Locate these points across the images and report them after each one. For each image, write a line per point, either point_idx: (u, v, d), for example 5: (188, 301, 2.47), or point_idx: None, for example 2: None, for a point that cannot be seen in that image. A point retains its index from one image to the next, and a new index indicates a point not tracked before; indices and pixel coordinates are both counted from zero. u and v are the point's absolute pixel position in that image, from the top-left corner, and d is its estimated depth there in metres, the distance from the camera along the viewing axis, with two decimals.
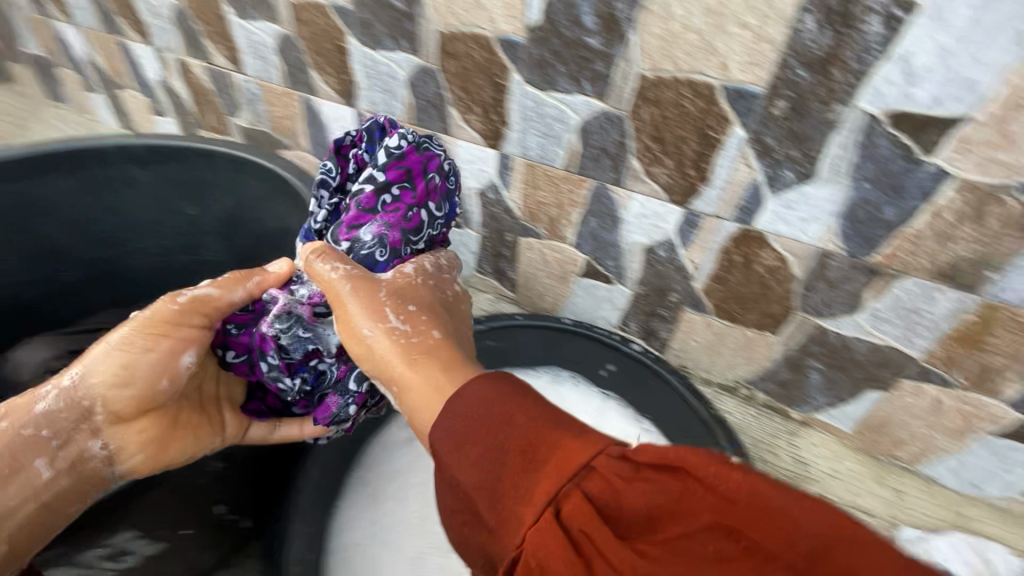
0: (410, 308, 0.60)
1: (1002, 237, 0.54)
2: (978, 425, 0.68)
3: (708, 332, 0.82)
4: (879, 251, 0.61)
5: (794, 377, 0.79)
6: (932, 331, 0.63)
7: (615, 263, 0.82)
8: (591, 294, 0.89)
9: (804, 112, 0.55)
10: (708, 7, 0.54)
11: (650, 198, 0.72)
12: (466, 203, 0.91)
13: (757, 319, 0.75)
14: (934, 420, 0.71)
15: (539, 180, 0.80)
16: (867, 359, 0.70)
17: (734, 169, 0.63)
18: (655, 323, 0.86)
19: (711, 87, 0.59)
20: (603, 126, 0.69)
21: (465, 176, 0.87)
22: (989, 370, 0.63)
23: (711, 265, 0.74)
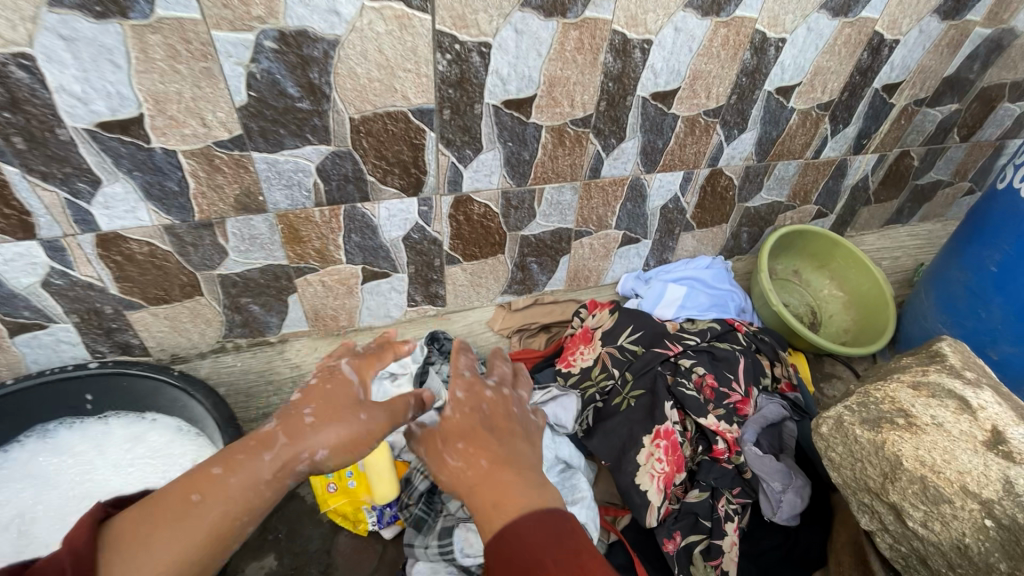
0: (460, 444, 0.56)
1: (699, 132, 1.06)
2: (611, 248, 1.22)
3: (415, 293, 1.13)
4: (498, 213, 1.05)
5: (525, 276, 1.20)
6: (686, 198, 1.18)
7: (371, 189, 0.93)
8: (298, 347, 1.12)
9: (463, 112, 0.88)
10: (341, 87, 0.79)
11: (405, 127, 0.87)
12: (80, 90, 0.69)
13: (491, 222, 1.07)
14: (583, 284, 1.28)
15: (313, 292, 1.05)
16: (569, 286, 1.27)
17: (459, 162, 0.95)
18: (395, 225, 1.00)
19: (403, 113, 0.85)
20: (336, 163, 0.88)
21: (21, 119, 0.69)
22: (720, 205, 1.23)
23: (364, 141, 0.86)
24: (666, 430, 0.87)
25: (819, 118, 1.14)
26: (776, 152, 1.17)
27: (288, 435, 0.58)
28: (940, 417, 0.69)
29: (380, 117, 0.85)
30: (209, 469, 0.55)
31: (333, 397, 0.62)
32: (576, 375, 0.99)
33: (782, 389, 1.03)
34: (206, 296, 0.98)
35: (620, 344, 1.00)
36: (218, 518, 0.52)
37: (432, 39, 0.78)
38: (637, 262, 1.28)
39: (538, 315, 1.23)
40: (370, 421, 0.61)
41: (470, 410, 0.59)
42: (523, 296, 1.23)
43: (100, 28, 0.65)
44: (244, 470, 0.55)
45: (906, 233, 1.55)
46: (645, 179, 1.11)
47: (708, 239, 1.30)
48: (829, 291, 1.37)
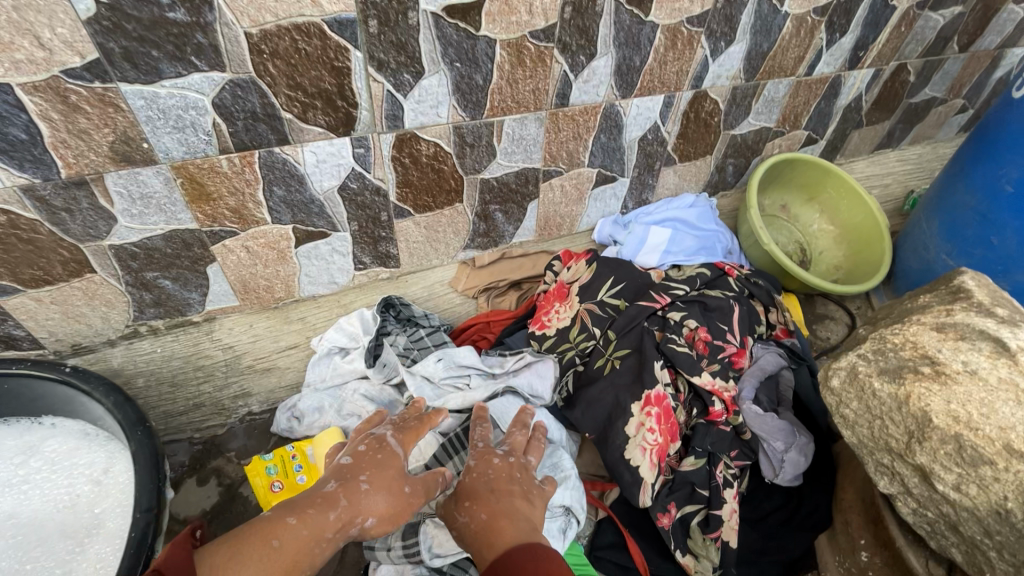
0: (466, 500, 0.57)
1: (681, 46, 0.91)
2: (585, 189, 1.08)
3: (362, 254, 0.98)
4: (451, 153, 0.89)
5: (489, 226, 1.05)
6: (667, 127, 1.04)
7: (289, 130, 0.76)
8: (229, 325, 0.96)
9: (394, 24, 0.70)
10: None
11: (322, 45, 0.69)
12: None
13: (444, 164, 0.90)
14: (555, 233, 1.14)
15: (237, 260, 0.88)
16: (540, 236, 1.13)
17: (397, 90, 0.77)
18: (327, 173, 0.83)
19: (316, 25, 0.67)
20: (237, 96, 0.69)
21: None
22: (704, 135, 1.09)
23: (270, 64, 0.68)
24: (657, 395, 0.76)
25: (816, 25, 0.99)
26: (766, 69, 1.03)
27: (351, 495, 0.55)
28: (973, 364, 0.59)
29: (286, 32, 0.66)
30: (283, 519, 0.51)
31: (388, 462, 0.61)
32: (552, 338, 0.87)
33: (777, 336, 0.93)
34: (99, 273, 0.80)
35: (600, 299, 0.88)
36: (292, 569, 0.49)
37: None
38: (614, 204, 1.14)
39: (506, 271, 1.09)
40: (416, 494, 0.60)
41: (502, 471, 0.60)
42: (489, 251, 1.09)
43: None
44: (315, 524, 0.52)
45: (896, 158, 1.45)
46: (621, 105, 0.95)
47: (691, 175, 1.16)
48: (819, 226, 1.27)
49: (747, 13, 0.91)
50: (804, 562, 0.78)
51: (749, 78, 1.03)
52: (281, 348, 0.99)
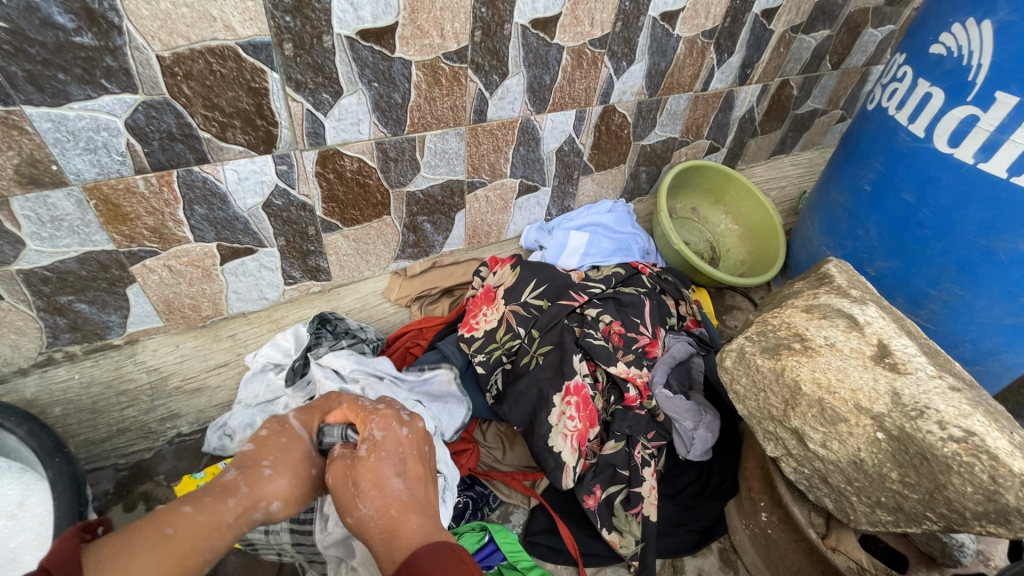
0: (376, 490, 0.52)
1: (587, 65, 0.99)
2: (509, 198, 1.14)
3: (292, 268, 0.99)
4: (375, 168, 0.92)
5: (419, 236, 1.09)
6: (581, 139, 1.12)
7: (208, 149, 0.77)
8: (153, 347, 0.95)
9: (309, 47, 0.74)
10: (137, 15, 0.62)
11: (237, 67, 0.71)
12: None
13: (371, 179, 0.94)
14: (485, 240, 1.19)
15: (159, 279, 0.87)
16: (469, 245, 1.18)
17: (316, 108, 0.80)
18: (251, 190, 0.84)
19: (230, 49, 0.69)
20: (151, 116, 0.70)
21: None
22: (616, 146, 1.19)
23: (185, 86, 0.69)
24: (575, 385, 0.83)
25: (706, 46, 1.11)
26: (666, 87, 1.14)
27: (255, 486, 0.54)
28: (832, 338, 0.69)
29: (200, 56, 0.68)
30: (180, 508, 0.50)
31: (295, 448, 0.59)
32: (479, 339, 0.92)
33: (687, 326, 1.03)
34: (6, 299, 0.78)
35: (524, 300, 0.94)
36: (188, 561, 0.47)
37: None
38: (539, 212, 1.21)
39: (439, 279, 1.13)
40: (322, 476, 0.59)
41: (409, 449, 0.56)
42: (420, 260, 1.13)
43: None
44: (213, 510, 0.50)
45: (789, 163, 1.61)
46: (536, 120, 1.02)
47: (607, 183, 1.26)
48: (726, 226, 1.40)
49: (644, 36, 1.01)
50: (716, 529, 0.87)
51: (652, 93, 1.13)
52: (211, 368, 0.98)
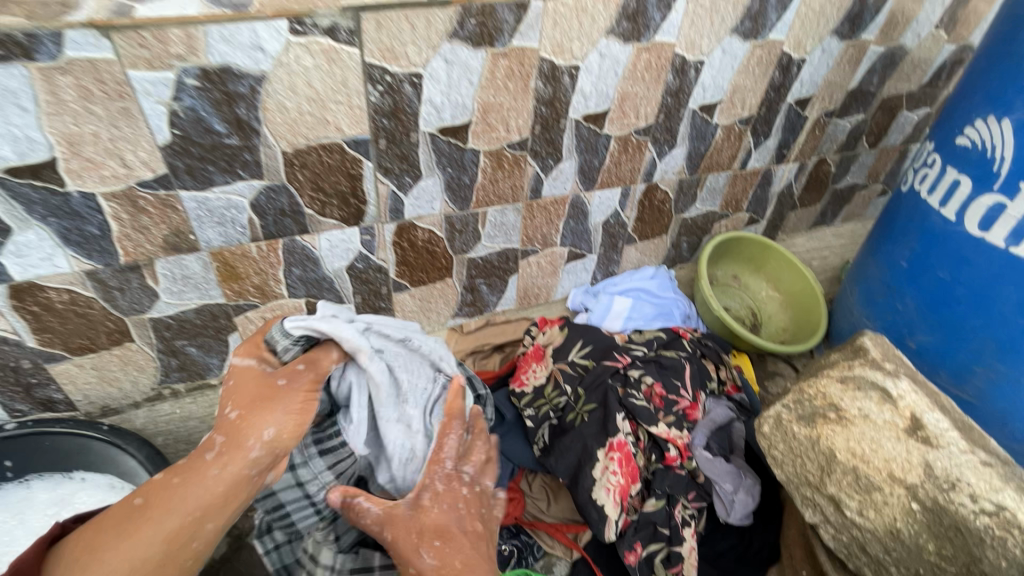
0: (437, 542, 0.65)
1: (632, 151, 1.11)
2: (558, 264, 1.25)
3: None
4: (443, 237, 1.06)
5: (475, 296, 1.20)
6: (626, 213, 1.23)
7: (310, 221, 0.92)
8: None
9: (399, 141, 0.89)
10: (273, 122, 0.78)
11: (341, 158, 0.86)
12: None
13: (439, 247, 1.07)
14: (534, 300, 1.29)
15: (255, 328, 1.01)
16: (520, 304, 1.28)
17: (399, 189, 0.95)
18: (339, 255, 0.99)
19: (337, 144, 0.84)
20: (270, 197, 0.86)
21: None
22: (658, 218, 1.29)
23: (300, 173, 0.85)
24: (618, 442, 0.89)
25: (743, 132, 1.22)
26: (705, 167, 1.24)
27: (233, 429, 0.66)
28: (866, 409, 0.73)
29: (315, 150, 0.84)
30: (166, 479, 0.64)
31: (246, 380, 0.70)
32: (529, 394, 1.00)
33: (728, 391, 1.07)
34: (137, 341, 0.93)
35: (571, 359, 1.02)
36: (173, 517, 0.60)
37: (362, 71, 0.78)
38: (584, 276, 1.31)
39: (491, 335, 1.23)
40: (285, 389, 0.70)
41: (462, 510, 0.70)
42: (476, 317, 1.23)
43: (5, 72, 0.62)
44: (189, 474, 0.63)
45: (830, 234, 1.66)
46: (585, 196, 1.14)
47: (649, 251, 1.35)
48: (767, 293, 1.45)
49: (685, 125, 1.13)
50: None
51: (692, 172, 1.24)
52: None
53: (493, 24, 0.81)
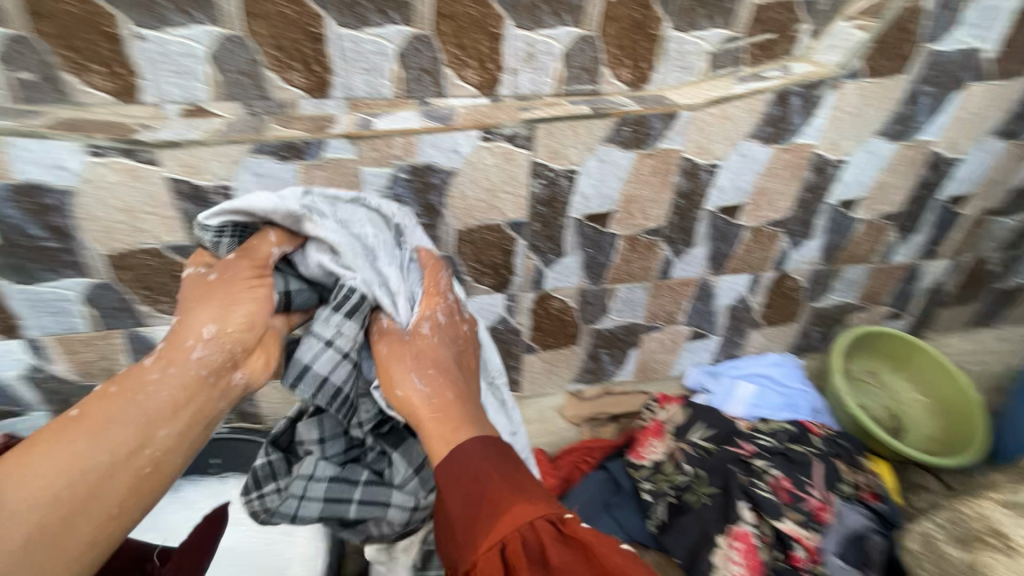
0: (432, 369, 0.72)
1: (765, 240, 1.14)
2: (680, 342, 1.28)
3: None
4: (575, 308, 1.15)
5: (597, 365, 1.27)
6: (754, 298, 1.24)
7: (467, 286, 1.07)
8: None
9: (551, 224, 1.02)
10: (455, 207, 0.95)
11: (501, 236, 1.01)
12: None
13: (572, 317, 1.17)
14: (653, 374, 1.33)
15: None
16: (638, 378, 1.32)
17: (544, 263, 1.07)
18: (484, 316, 1.12)
19: (499, 225, 0.99)
20: (439, 265, 1.03)
21: None
22: (788, 306, 1.28)
23: (467, 246, 1.01)
24: (741, 532, 0.90)
25: (886, 227, 1.20)
26: (842, 258, 1.23)
27: (175, 336, 0.68)
28: None
29: (482, 228, 0.99)
30: (107, 389, 0.64)
31: (189, 289, 0.72)
32: (647, 469, 1.03)
33: (864, 498, 0.99)
34: None
35: (692, 440, 1.04)
36: (115, 426, 0.61)
37: (530, 169, 0.94)
38: (706, 356, 1.32)
39: (608, 405, 1.28)
40: (229, 294, 0.69)
41: (445, 333, 0.77)
42: (596, 385, 1.29)
43: (283, 167, 0.84)
44: (127, 382, 0.64)
45: (990, 337, 1.50)
46: (714, 279, 1.18)
47: (776, 337, 1.33)
48: (910, 395, 1.35)
49: (822, 218, 1.14)
50: None
51: (828, 263, 1.23)
52: None
53: (644, 131, 0.93)
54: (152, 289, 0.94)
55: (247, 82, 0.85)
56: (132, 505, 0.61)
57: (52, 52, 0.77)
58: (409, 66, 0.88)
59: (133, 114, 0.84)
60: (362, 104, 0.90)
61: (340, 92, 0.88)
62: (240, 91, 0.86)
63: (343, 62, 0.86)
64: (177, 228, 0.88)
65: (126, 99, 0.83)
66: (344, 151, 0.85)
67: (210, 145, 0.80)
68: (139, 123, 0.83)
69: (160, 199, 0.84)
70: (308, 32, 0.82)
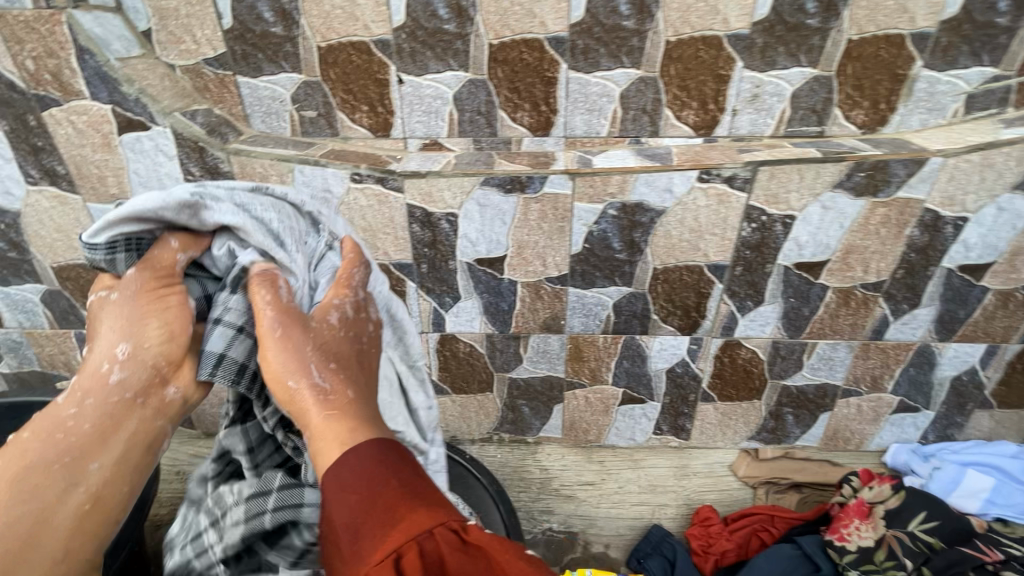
0: (333, 363, 0.51)
1: (1015, 306, 0.97)
2: (883, 411, 1.12)
3: (665, 422, 1.17)
4: (764, 360, 1.07)
5: (779, 424, 1.15)
6: (988, 372, 1.06)
7: (653, 325, 1.04)
8: (549, 451, 1.21)
9: (755, 269, 0.96)
10: (659, 246, 0.94)
11: (699, 278, 0.97)
12: (474, 237, 0.95)
13: (761, 369, 1.08)
14: (843, 444, 1.18)
15: (577, 405, 1.16)
16: (824, 446, 1.18)
17: (740, 309, 1.01)
18: (665, 358, 1.08)
19: (700, 267, 0.96)
20: (630, 301, 1.01)
21: (432, 254, 0.97)
22: None
23: (661, 285, 0.98)
24: None
25: None
26: None
27: (89, 363, 0.54)
28: None
29: (680, 268, 0.96)
30: (19, 435, 0.52)
31: (126, 289, 0.55)
32: (853, 554, 0.92)
33: None
34: (493, 393, 1.15)
35: (910, 530, 0.92)
36: (26, 469, 0.51)
37: (743, 212, 0.90)
38: (914, 432, 1.14)
39: (788, 471, 1.16)
40: (142, 302, 0.54)
41: (352, 331, 0.54)
42: (776, 446, 1.18)
43: (504, 199, 0.90)
44: (43, 426, 0.52)
45: None
46: (939, 345, 1.03)
47: (1010, 422, 1.11)
48: None
49: None
50: None
51: None
52: (581, 482, 1.17)
53: (882, 176, 0.85)
54: None
55: (480, 120, 0.93)
56: (82, 546, 0.53)
57: (333, 94, 0.91)
58: (629, 107, 0.90)
59: (383, 147, 0.95)
60: (578, 142, 0.93)
61: (560, 131, 0.93)
62: (472, 129, 0.94)
63: (569, 103, 0.90)
64: (402, 247, 0.97)
65: (379, 133, 0.95)
66: (563, 185, 0.88)
67: (448, 176, 0.89)
68: (388, 154, 0.93)
69: (397, 222, 0.94)
70: (544, 76, 0.88)
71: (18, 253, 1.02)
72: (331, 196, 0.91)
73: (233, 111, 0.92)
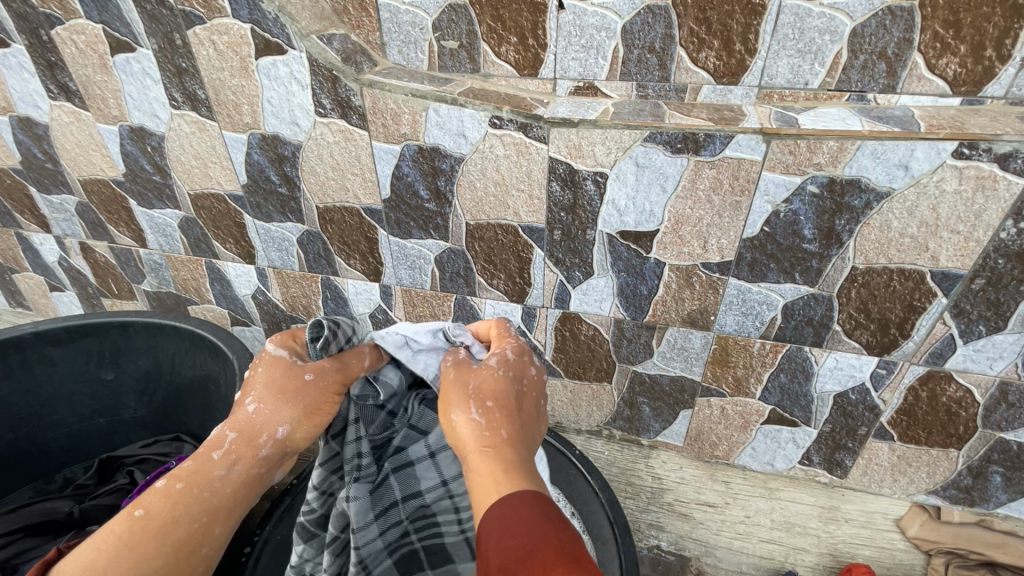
0: (491, 402, 0.51)
1: None
2: None
3: (817, 453, 0.96)
4: (980, 403, 0.82)
5: (978, 482, 0.90)
6: None
7: (831, 337, 0.83)
8: (664, 458, 1.07)
9: (1003, 285, 0.71)
10: (868, 240, 0.72)
11: (916, 286, 0.74)
12: (622, 205, 0.79)
13: (972, 413, 0.83)
14: None
15: (708, 414, 0.99)
16: None
17: (963, 334, 0.76)
18: (838, 378, 0.87)
19: (921, 273, 0.72)
20: (808, 304, 0.80)
21: (570, 220, 0.83)
22: None
23: (857, 290, 0.77)
24: None
25: None
26: None
27: (247, 426, 0.54)
28: None
29: (891, 271, 0.74)
30: (186, 468, 0.52)
31: (274, 371, 0.56)
32: None
33: None
34: (612, 385, 1.02)
35: None
36: (182, 525, 0.49)
37: (1012, 205, 0.64)
38: None
39: (981, 544, 0.90)
40: (319, 377, 0.56)
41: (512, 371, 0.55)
42: (966, 508, 0.93)
43: (670, 161, 0.73)
44: (235, 458, 0.53)
45: None
46: None
47: None
48: None
49: None
50: None
51: None
52: (700, 502, 1.01)
53: None
54: (490, 262, 0.94)
55: (651, 60, 0.75)
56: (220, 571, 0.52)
57: (479, 21, 0.77)
58: (858, 50, 0.67)
59: (528, 88, 0.81)
60: (775, 95, 0.73)
61: (754, 78, 0.72)
62: (639, 71, 0.76)
63: (774, 40, 0.69)
64: (535, 207, 0.84)
65: (525, 72, 0.80)
66: (751, 150, 0.69)
67: (605, 127, 0.72)
68: (534, 97, 0.79)
69: (535, 178, 0.80)
70: (746, 4, 0.67)
71: (161, 177, 1.03)
72: (464, 142, 0.80)
73: (370, 38, 0.83)
